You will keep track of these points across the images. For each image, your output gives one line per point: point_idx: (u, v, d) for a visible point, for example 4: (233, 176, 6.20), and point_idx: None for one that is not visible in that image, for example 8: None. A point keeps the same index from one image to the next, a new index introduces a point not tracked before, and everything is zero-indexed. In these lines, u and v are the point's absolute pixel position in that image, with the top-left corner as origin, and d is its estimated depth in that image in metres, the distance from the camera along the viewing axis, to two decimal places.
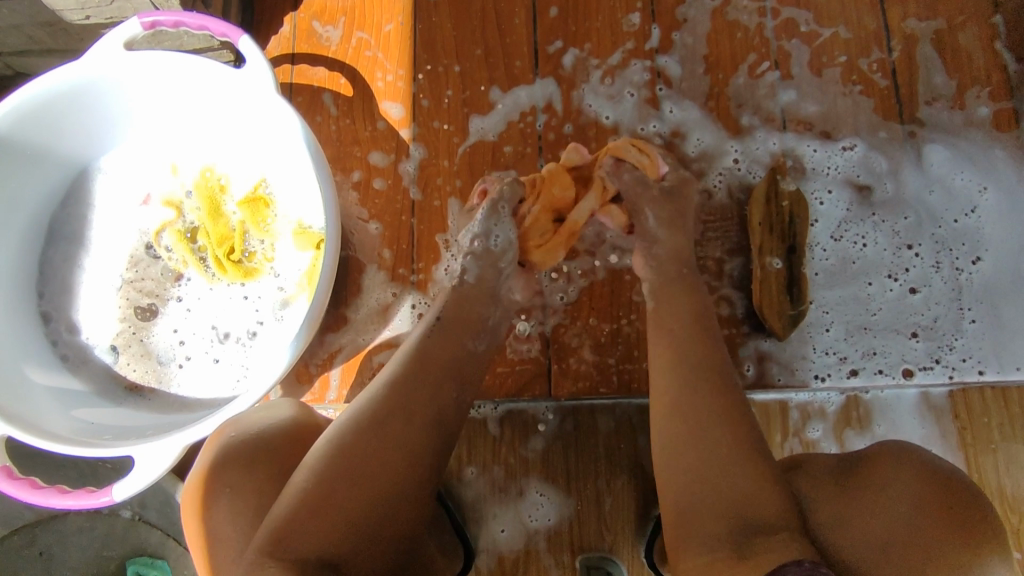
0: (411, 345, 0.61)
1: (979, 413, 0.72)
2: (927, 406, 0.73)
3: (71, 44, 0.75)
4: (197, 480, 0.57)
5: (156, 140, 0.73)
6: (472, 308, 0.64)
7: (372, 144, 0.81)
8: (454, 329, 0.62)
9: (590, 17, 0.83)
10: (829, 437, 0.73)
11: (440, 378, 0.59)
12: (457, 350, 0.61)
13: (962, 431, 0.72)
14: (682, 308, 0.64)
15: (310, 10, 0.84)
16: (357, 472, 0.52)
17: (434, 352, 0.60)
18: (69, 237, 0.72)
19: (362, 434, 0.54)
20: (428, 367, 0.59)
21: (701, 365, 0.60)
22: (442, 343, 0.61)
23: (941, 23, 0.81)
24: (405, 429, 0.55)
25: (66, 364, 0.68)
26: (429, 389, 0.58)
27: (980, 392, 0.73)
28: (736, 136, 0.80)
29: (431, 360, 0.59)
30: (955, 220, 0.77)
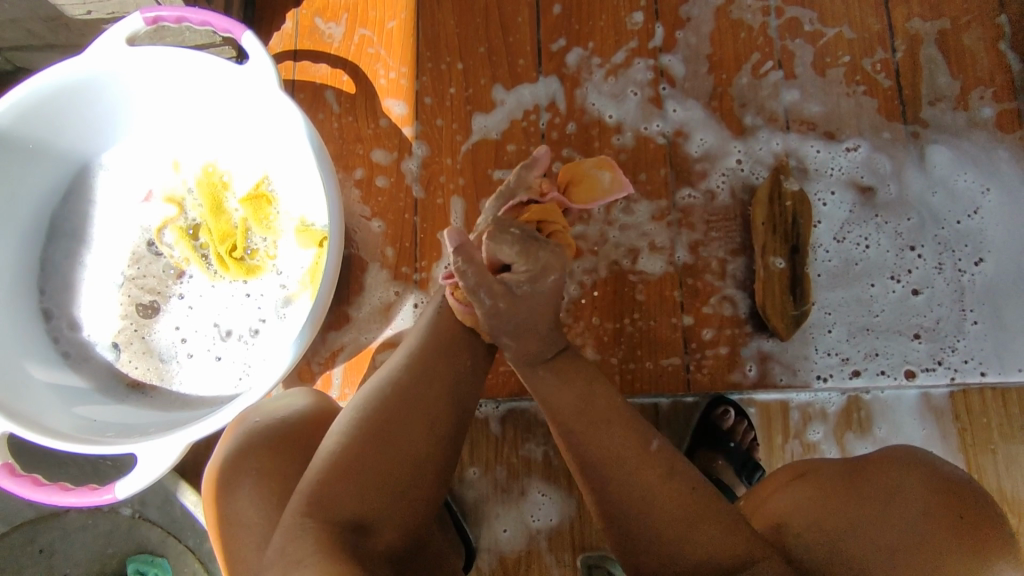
0: (425, 318, 0.62)
1: (980, 414, 0.73)
2: (928, 406, 0.74)
3: (73, 40, 0.75)
4: (218, 463, 0.56)
5: (158, 136, 0.73)
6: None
7: (375, 142, 0.81)
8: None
9: (594, 15, 0.83)
10: (830, 437, 0.74)
11: (457, 347, 0.60)
12: None
13: (962, 432, 0.73)
14: (573, 389, 0.56)
15: (312, 7, 0.84)
16: (386, 431, 0.52)
17: (451, 324, 0.61)
18: (70, 234, 0.71)
19: (387, 397, 0.54)
20: (442, 335, 0.59)
21: (600, 438, 0.53)
22: (458, 316, 0.62)
23: (945, 23, 0.81)
24: (430, 391, 0.56)
25: (68, 361, 0.68)
26: (447, 355, 0.59)
27: (980, 393, 0.73)
28: (738, 136, 0.80)
29: (446, 330, 0.60)
30: (958, 221, 0.77)
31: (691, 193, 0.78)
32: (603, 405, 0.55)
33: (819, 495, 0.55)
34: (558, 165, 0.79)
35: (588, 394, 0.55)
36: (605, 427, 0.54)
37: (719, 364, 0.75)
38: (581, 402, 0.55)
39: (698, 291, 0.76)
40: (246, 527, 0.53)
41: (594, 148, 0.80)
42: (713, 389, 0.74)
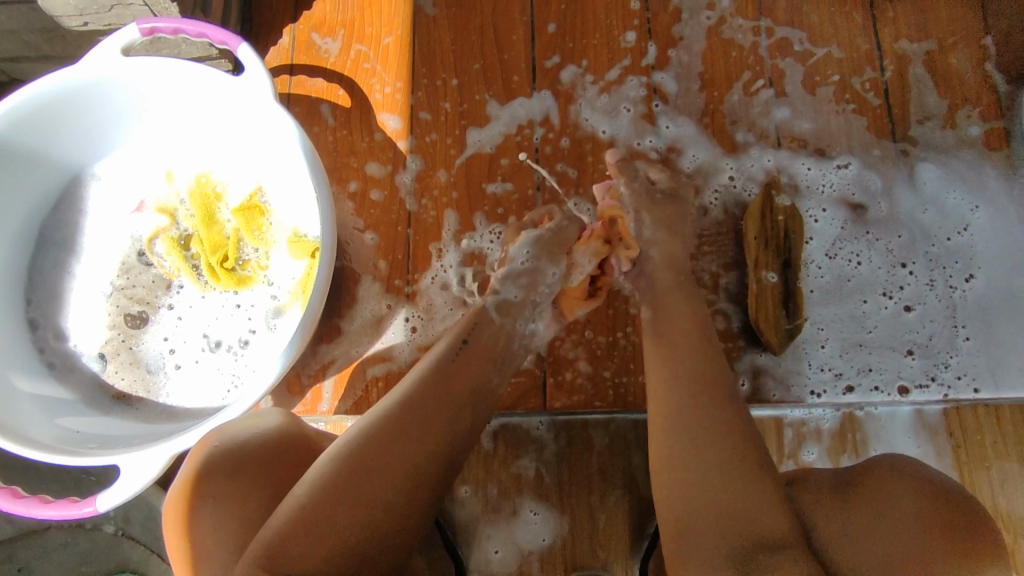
0: (432, 365, 0.60)
1: (974, 432, 0.72)
2: (921, 423, 0.73)
3: (69, 51, 0.75)
4: (181, 486, 0.54)
5: (151, 146, 0.73)
6: (494, 339, 0.64)
7: (369, 155, 0.81)
8: (477, 353, 0.62)
9: (588, 33, 0.84)
10: (823, 454, 0.72)
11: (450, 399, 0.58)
12: (475, 373, 0.61)
13: (957, 450, 0.71)
14: (685, 312, 0.64)
15: (309, 23, 0.85)
16: (360, 483, 0.51)
17: (451, 373, 0.60)
18: (59, 243, 0.71)
19: (370, 447, 0.53)
20: (447, 388, 0.59)
21: (700, 363, 0.60)
22: (460, 364, 0.61)
23: (932, 44, 0.82)
24: (415, 443, 0.54)
25: (52, 371, 0.67)
26: (442, 410, 0.57)
27: (973, 409, 0.72)
28: (731, 153, 0.80)
29: (443, 381, 0.59)
30: (948, 238, 0.78)
31: None
32: (714, 339, 0.63)
33: (818, 498, 0.55)
34: (552, 179, 0.80)
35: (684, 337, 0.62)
36: (706, 349, 0.61)
37: None
38: (692, 329, 0.63)
39: None
40: (197, 561, 0.50)
41: (588, 163, 0.80)
42: None
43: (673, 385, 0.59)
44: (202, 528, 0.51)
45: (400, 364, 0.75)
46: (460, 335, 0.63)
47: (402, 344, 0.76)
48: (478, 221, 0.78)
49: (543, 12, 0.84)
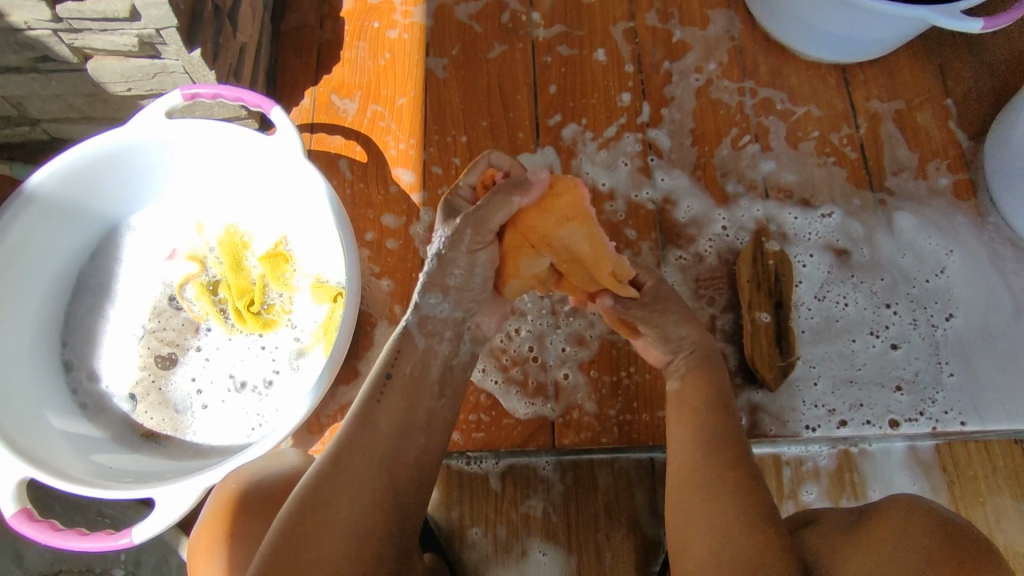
0: (357, 409, 0.57)
1: (966, 467, 0.77)
2: (915, 459, 0.78)
3: (110, 113, 0.82)
4: (208, 521, 0.59)
5: (185, 199, 0.78)
6: (423, 368, 0.59)
7: (385, 207, 0.86)
8: (410, 383, 0.58)
9: (588, 93, 0.91)
10: (822, 490, 0.76)
11: (390, 439, 0.55)
12: (416, 406, 0.58)
13: (952, 485, 0.76)
14: (704, 385, 0.66)
15: (329, 86, 0.92)
16: (299, 556, 0.49)
17: (386, 412, 0.57)
18: (95, 290, 0.75)
19: (309, 510, 0.51)
20: (379, 430, 0.55)
21: (714, 432, 0.62)
22: (393, 401, 0.57)
23: (901, 104, 0.90)
24: (352, 499, 0.52)
25: (84, 411, 0.70)
26: (383, 451, 0.55)
27: (965, 446, 0.77)
28: (722, 204, 0.86)
29: (379, 419, 0.56)
30: (927, 280, 0.83)
31: (681, 254, 0.84)
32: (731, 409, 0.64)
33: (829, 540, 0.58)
34: None
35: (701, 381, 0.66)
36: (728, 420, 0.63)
37: None
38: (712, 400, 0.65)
39: None
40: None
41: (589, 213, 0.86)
42: None
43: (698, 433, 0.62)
44: (224, 561, 0.55)
45: None
46: (382, 371, 0.59)
47: None
48: None
49: (545, 75, 0.92)
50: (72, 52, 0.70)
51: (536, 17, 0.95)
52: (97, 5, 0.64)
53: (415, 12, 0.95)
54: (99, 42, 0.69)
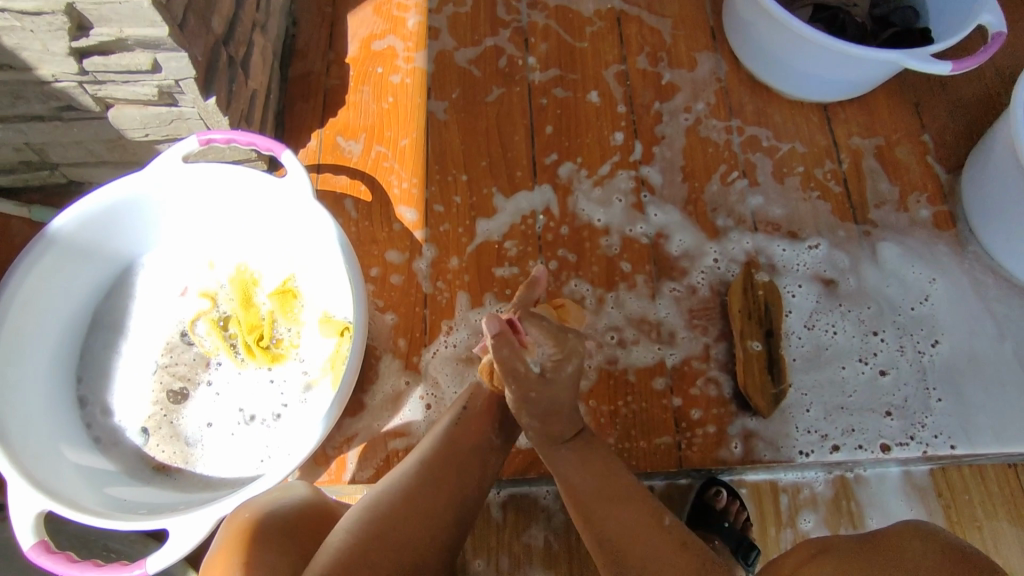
0: (440, 430, 0.69)
1: (961, 491, 0.79)
2: (912, 485, 0.80)
3: (126, 157, 0.86)
4: (217, 554, 0.56)
5: (198, 239, 0.82)
6: (489, 404, 0.72)
7: (389, 244, 0.89)
8: (479, 418, 0.70)
9: (582, 133, 0.96)
10: (821, 517, 0.78)
11: (464, 460, 0.67)
12: (483, 439, 0.69)
13: (947, 509, 0.78)
14: (592, 472, 0.71)
15: (334, 128, 0.96)
16: (388, 535, 0.58)
17: (462, 439, 0.68)
18: (109, 326, 0.78)
19: (395, 504, 0.61)
20: (455, 452, 0.67)
21: (618, 517, 0.67)
22: (469, 430, 0.69)
23: (880, 140, 0.95)
24: (431, 501, 0.62)
25: (98, 445, 0.72)
26: (455, 469, 0.66)
27: (959, 470, 0.80)
28: (713, 237, 0.90)
29: (457, 443, 0.68)
30: (912, 308, 0.86)
31: (674, 286, 0.87)
32: (621, 481, 0.70)
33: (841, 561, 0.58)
34: (554, 263, 0.89)
35: (585, 452, 0.73)
36: (624, 502, 0.68)
37: (708, 441, 0.80)
38: (601, 485, 0.70)
39: (686, 373, 0.83)
40: None
41: (586, 248, 0.89)
42: (703, 466, 0.79)
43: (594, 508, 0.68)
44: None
45: (418, 439, 0.80)
46: (461, 402, 0.71)
47: (419, 421, 0.81)
48: (488, 301, 0.86)
49: (541, 117, 0.97)
50: (95, 101, 0.75)
51: (532, 61, 1.00)
52: (121, 59, 0.68)
53: (417, 58, 1.00)
54: (121, 92, 0.74)
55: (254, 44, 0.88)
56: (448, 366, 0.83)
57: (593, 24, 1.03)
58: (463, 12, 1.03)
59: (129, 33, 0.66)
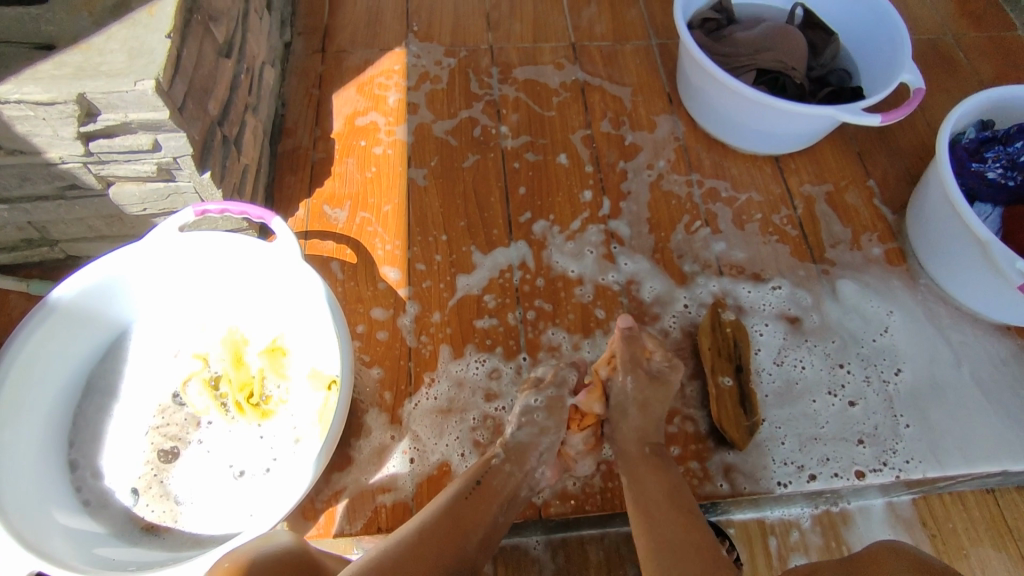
0: (449, 500, 0.69)
1: (944, 519, 0.81)
2: (897, 517, 0.82)
3: (124, 230, 0.92)
4: None
5: (190, 305, 0.86)
6: (503, 485, 0.73)
7: (374, 301, 0.93)
8: (488, 495, 0.71)
9: (553, 193, 1.03)
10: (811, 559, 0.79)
11: (466, 536, 0.67)
12: (486, 516, 0.69)
13: (933, 538, 0.80)
14: (662, 484, 0.73)
15: (321, 198, 1.02)
16: None
17: (467, 513, 0.69)
18: (102, 391, 0.81)
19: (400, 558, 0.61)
20: (457, 523, 0.67)
21: (678, 521, 0.69)
22: (475, 505, 0.70)
23: (829, 186, 1.03)
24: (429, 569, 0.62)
25: (87, 508, 0.74)
26: (455, 543, 0.66)
27: (941, 499, 0.83)
28: (682, 283, 0.95)
29: (464, 516, 0.68)
30: (874, 339, 0.91)
31: (648, 331, 0.91)
32: (686, 501, 0.71)
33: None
34: (532, 313, 0.93)
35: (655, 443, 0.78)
36: (689, 520, 0.69)
37: (691, 478, 0.82)
38: (664, 503, 0.71)
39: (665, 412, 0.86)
40: None
41: (561, 298, 0.94)
42: None
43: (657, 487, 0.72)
44: None
45: (405, 492, 0.81)
46: (474, 475, 0.72)
47: (405, 474, 0.82)
48: (469, 352, 0.90)
49: (515, 179, 1.04)
50: (97, 180, 0.81)
51: (504, 130, 1.08)
52: (124, 140, 0.75)
53: (398, 131, 1.08)
54: (122, 171, 0.80)
55: (246, 124, 0.95)
56: (425, 417, 0.86)
57: (559, 94, 1.12)
58: (439, 89, 1.13)
59: (133, 117, 0.73)
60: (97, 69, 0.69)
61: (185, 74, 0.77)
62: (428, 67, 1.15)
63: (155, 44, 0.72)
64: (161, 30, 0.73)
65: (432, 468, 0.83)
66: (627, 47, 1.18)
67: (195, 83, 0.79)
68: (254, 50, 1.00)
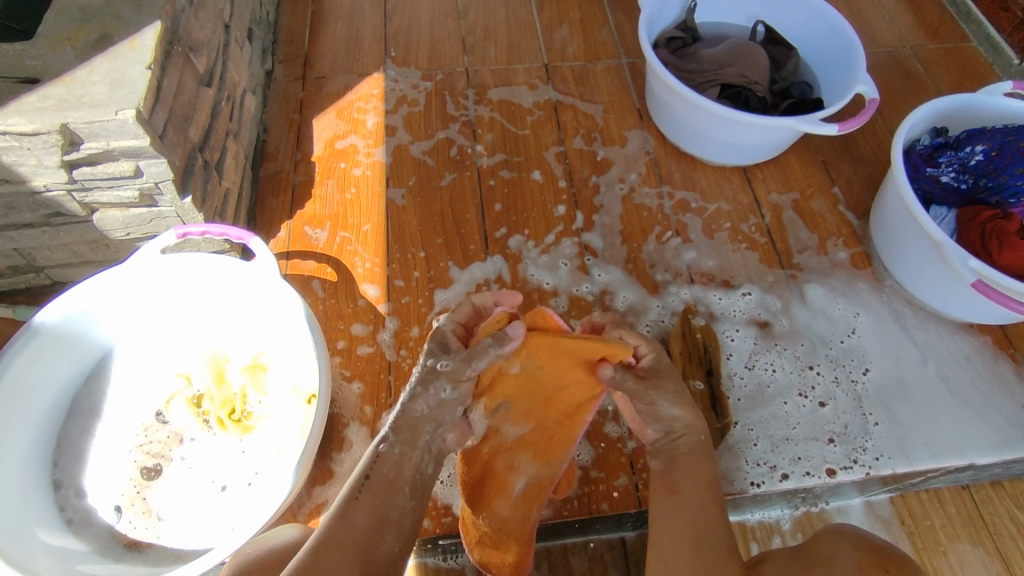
0: (337, 507, 0.64)
1: (922, 517, 0.82)
2: (874, 516, 0.83)
3: (108, 255, 0.94)
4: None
5: (172, 325, 0.88)
6: (396, 471, 0.66)
7: (354, 318, 0.96)
8: (380, 489, 0.65)
9: (528, 208, 1.06)
10: None
11: (366, 538, 0.62)
12: (385, 510, 0.64)
13: (911, 536, 0.81)
14: (701, 474, 0.70)
15: (302, 219, 1.05)
16: None
17: (360, 516, 0.63)
18: (86, 412, 0.82)
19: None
20: (355, 527, 0.63)
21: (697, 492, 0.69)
22: (369, 505, 0.64)
23: (796, 195, 1.07)
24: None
25: (70, 527, 0.75)
26: (357, 548, 0.62)
27: (916, 496, 0.84)
28: (654, 292, 0.97)
29: (358, 517, 0.63)
30: (842, 341, 0.93)
31: None
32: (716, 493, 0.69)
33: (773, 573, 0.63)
34: None
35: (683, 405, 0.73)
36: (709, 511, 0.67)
37: None
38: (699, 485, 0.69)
39: None
40: None
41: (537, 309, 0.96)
42: None
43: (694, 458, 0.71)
44: None
45: None
46: (360, 473, 0.65)
47: None
48: None
49: (490, 197, 1.07)
50: (81, 207, 0.84)
51: (480, 149, 1.12)
52: (107, 167, 0.78)
53: (376, 153, 1.12)
54: (105, 197, 0.83)
55: (227, 149, 0.98)
56: None
57: (532, 113, 1.16)
58: (416, 111, 1.16)
59: (114, 145, 0.76)
60: (80, 100, 0.72)
61: (166, 103, 0.80)
62: (406, 91, 1.18)
63: (137, 75, 0.75)
64: (142, 62, 0.76)
65: None
66: (598, 67, 1.22)
67: (175, 112, 0.82)
68: (234, 79, 1.03)
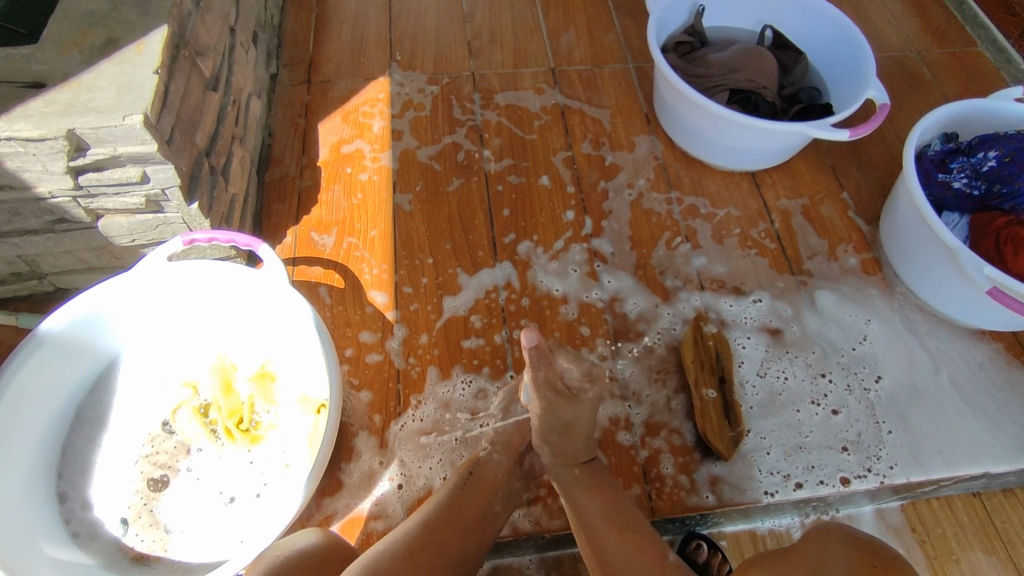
0: (446, 493, 0.73)
1: (933, 525, 0.81)
2: (885, 524, 0.82)
3: (113, 262, 0.93)
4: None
5: (178, 333, 0.87)
6: (495, 474, 0.76)
7: (362, 325, 0.95)
8: (482, 487, 0.75)
9: (537, 213, 1.05)
10: None
11: (470, 523, 0.71)
12: (483, 504, 0.73)
13: (923, 544, 0.80)
14: (602, 498, 0.74)
15: (308, 225, 1.04)
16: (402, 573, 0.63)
17: (465, 502, 0.73)
18: (91, 421, 0.81)
19: (416, 542, 0.67)
20: (462, 508, 0.72)
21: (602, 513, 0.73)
22: (472, 494, 0.74)
23: (805, 201, 1.06)
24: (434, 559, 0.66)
25: (76, 540, 0.74)
26: (460, 529, 0.70)
27: (928, 504, 0.83)
28: (665, 299, 0.97)
29: (467, 503, 0.73)
30: (854, 348, 0.93)
31: (634, 347, 0.92)
32: (626, 510, 0.74)
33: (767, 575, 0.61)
34: (518, 332, 0.94)
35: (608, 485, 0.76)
36: (628, 532, 0.72)
37: (678, 491, 0.82)
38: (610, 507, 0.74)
39: (652, 424, 0.87)
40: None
41: (546, 316, 0.95)
42: (674, 514, 0.81)
43: (590, 485, 0.76)
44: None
45: (396, 519, 0.81)
46: (467, 466, 0.76)
47: (394, 499, 0.83)
48: (456, 372, 0.91)
49: (498, 202, 1.06)
50: (86, 213, 0.83)
51: (487, 154, 1.11)
52: (114, 173, 0.77)
53: (383, 158, 1.11)
54: (111, 204, 0.82)
55: (233, 155, 0.97)
56: (408, 437, 0.86)
57: (540, 118, 1.15)
58: (422, 116, 1.15)
59: (121, 151, 0.74)
60: (86, 105, 0.71)
61: (172, 108, 0.79)
62: (412, 95, 1.18)
63: (143, 79, 0.74)
64: (149, 67, 0.75)
65: (420, 493, 0.83)
66: (605, 71, 1.22)
67: (182, 116, 0.81)
68: (240, 83, 1.02)
